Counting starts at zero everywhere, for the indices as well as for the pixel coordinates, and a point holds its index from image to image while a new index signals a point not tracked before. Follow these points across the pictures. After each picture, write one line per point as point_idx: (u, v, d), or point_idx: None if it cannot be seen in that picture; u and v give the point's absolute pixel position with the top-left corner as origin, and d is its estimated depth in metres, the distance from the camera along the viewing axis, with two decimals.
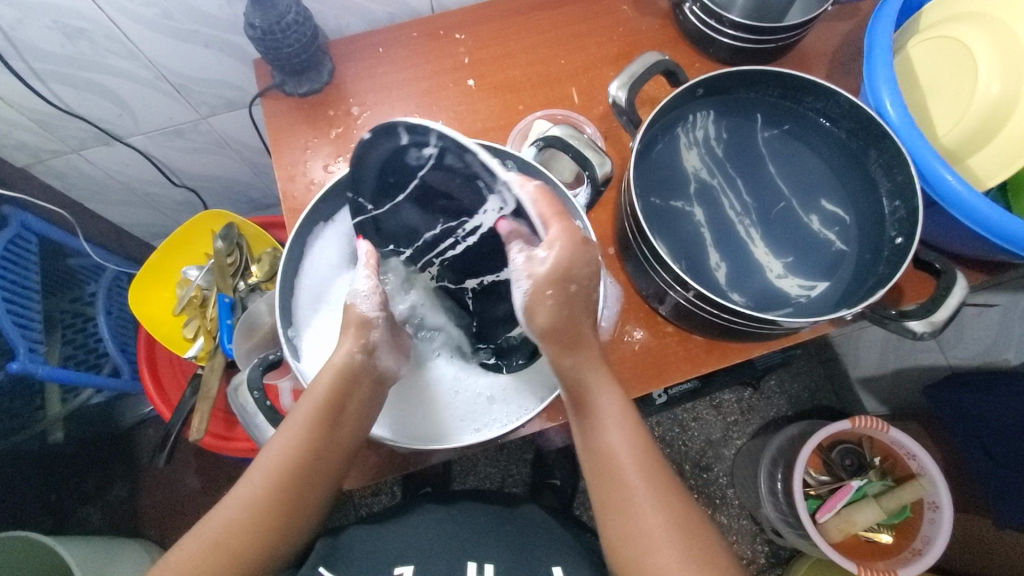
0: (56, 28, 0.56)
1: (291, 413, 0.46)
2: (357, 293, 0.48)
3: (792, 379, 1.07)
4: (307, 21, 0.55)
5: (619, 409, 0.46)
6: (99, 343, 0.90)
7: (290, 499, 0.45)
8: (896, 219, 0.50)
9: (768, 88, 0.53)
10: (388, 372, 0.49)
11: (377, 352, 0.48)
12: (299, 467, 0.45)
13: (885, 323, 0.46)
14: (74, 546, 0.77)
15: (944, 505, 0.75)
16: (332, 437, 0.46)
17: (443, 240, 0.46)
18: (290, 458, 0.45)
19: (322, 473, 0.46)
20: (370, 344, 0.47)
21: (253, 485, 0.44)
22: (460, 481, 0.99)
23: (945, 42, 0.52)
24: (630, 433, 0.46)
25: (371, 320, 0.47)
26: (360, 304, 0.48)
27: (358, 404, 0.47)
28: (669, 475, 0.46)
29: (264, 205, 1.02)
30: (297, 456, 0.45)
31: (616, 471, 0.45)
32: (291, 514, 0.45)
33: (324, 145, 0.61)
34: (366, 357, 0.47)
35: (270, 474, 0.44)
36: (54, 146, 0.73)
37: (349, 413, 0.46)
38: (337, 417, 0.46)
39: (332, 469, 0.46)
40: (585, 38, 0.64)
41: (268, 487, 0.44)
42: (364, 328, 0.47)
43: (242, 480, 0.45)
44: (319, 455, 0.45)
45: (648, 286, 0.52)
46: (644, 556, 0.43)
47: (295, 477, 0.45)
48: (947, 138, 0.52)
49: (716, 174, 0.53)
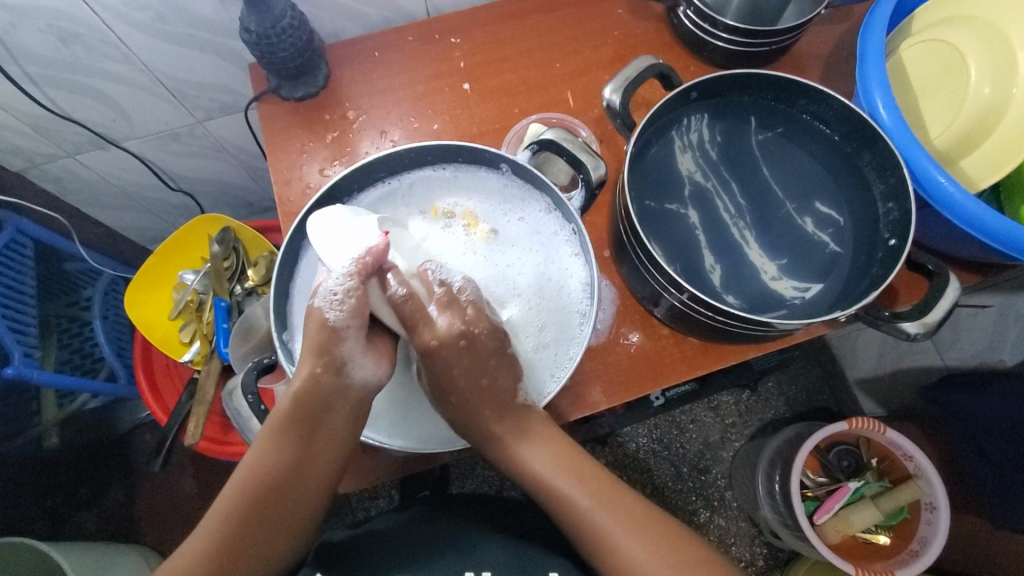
0: (51, 32, 0.56)
1: (271, 426, 0.45)
2: (329, 295, 0.44)
3: (789, 381, 1.08)
4: (303, 25, 0.55)
5: (526, 429, 0.47)
6: (96, 347, 0.89)
7: (273, 515, 0.44)
8: (890, 220, 0.50)
9: (762, 90, 0.53)
10: (367, 386, 0.45)
11: (345, 368, 0.44)
12: (266, 500, 0.44)
13: (878, 324, 0.46)
14: (70, 551, 0.77)
15: (941, 505, 0.75)
16: (318, 445, 0.45)
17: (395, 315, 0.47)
18: (256, 493, 0.44)
19: (314, 477, 0.45)
20: (334, 361, 0.44)
21: (239, 498, 0.43)
22: (457, 485, 0.99)
23: (936, 45, 0.52)
24: (544, 447, 0.47)
25: (337, 329, 0.44)
26: (327, 309, 0.44)
27: (331, 437, 0.45)
28: (602, 474, 0.47)
29: (261, 209, 1.02)
30: (264, 489, 0.44)
31: (543, 486, 0.46)
32: (285, 521, 0.44)
33: (320, 149, 0.61)
34: (333, 376, 0.44)
35: (242, 500, 0.43)
36: (50, 151, 0.73)
37: (322, 442, 0.45)
38: (308, 450, 0.45)
39: (307, 497, 0.45)
40: (580, 42, 0.65)
41: (237, 518, 0.43)
42: (332, 338, 0.44)
43: (225, 496, 0.44)
44: (288, 487, 0.44)
45: (643, 289, 0.52)
46: (612, 554, 0.44)
47: (273, 500, 0.44)
48: (939, 140, 0.52)
49: (710, 177, 0.54)
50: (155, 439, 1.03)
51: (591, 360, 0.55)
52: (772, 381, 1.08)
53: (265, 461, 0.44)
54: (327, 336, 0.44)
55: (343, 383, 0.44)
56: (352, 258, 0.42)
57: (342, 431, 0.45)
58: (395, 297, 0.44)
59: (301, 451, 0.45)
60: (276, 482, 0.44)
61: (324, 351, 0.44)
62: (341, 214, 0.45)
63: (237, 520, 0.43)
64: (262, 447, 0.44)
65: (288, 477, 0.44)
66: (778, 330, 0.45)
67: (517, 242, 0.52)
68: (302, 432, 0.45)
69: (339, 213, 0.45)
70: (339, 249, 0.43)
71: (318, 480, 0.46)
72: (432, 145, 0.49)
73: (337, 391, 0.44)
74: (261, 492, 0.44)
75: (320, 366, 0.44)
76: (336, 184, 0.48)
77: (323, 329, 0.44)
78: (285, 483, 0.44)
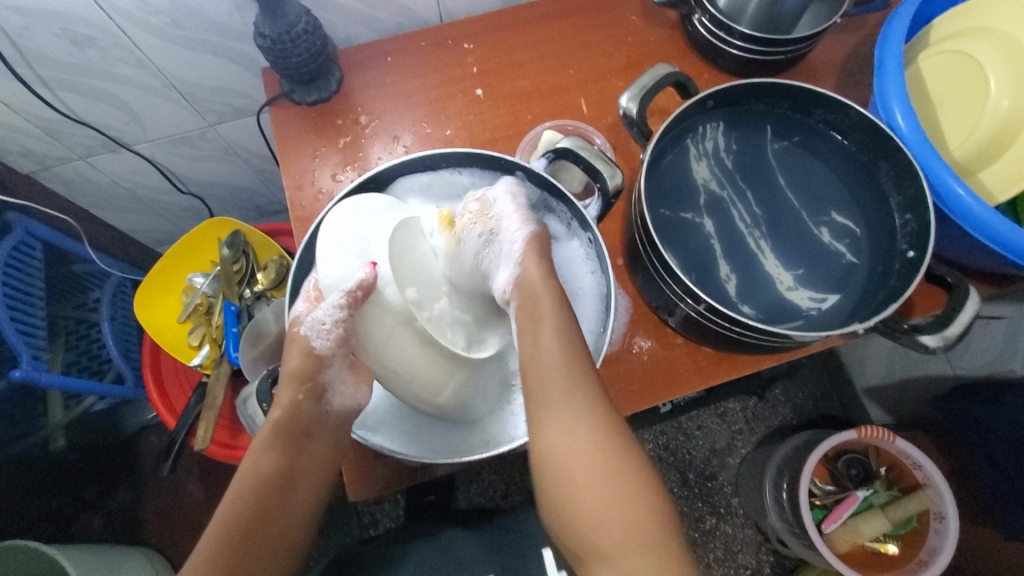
0: (65, 36, 0.56)
1: (257, 446, 0.45)
2: (317, 325, 0.44)
3: (797, 388, 1.08)
4: (317, 31, 0.55)
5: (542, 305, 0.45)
6: (104, 350, 0.89)
7: (267, 533, 0.43)
8: (908, 232, 0.50)
9: (778, 99, 0.53)
10: (346, 411, 0.47)
11: (325, 395, 0.46)
12: (251, 531, 0.42)
13: (895, 336, 0.46)
14: (77, 554, 0.76)
15: (950, 516, 0.75)
16: (308, 453, 0.45)
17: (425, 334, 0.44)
18: (240, 524, 0.42)
19: (306, 485, 0.45)
20: (316, 388, 0.46)
21: (233, 518, 0.42)
22: (463, 491, 0.98)
23: (955, 55, 0.52)
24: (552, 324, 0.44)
25: (324, 357, 0.45)
26: (314, 338, 0.45)
27: (311, 466, 0.45)
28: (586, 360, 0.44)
29: (269, 211, 1.02)
30: (247, 521, 0.42)
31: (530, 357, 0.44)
32: (281, 536, 0.44)
33: (333, 154, 0.60)
34: (314, 403, 0.46)
35: (236, 521, 0.42)
36: (61, 153, 0.73)
37: (303, 468, 0.45)
38: (289, 480, 0.44)
39: (301, 513, 0.45)
40: (592, 48, 0.64)
41: (233, 541, 0.42)
42: (318, 365, 0.46)
43: (217, 519, 0.43)
44: (271, 519, 0.43)
45: (657, 298, 0.52)
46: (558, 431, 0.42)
47: (268, 517, 0.43)
48: (958, 152, 0.52)
49: (726, 186, 0.53)
50: (161, 442, 1.03)
51: (605, 368, 0.55)
52: (780, 388, 1.08)
53: (248, 494, 0.43)
54: (312, 365, 0.46)
55: (323, 412, 0.46)
56: (344, 289, 0.41)
57: (324, 454, 0.46)
58: (383, 329, 0.43)
59: (281, 483, 0.44)
60: (258, 514, 0.43)
61: (307, 378, 0.46)
62: (338, 229, 0.43)
63: (222, 552, 0.42)
64: (240, 483, 0.44)
65: (270, 509, 0.43)
66: (796, 341, 0.45)
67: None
68: (280, 461, 0.44)
69: (336, 229, 0.43)
70: (334, 277, 0.43)
71: (300, 510, 0.45)
72: (445, 152, 0.49)
73: (317, 417, 0.46)
74: (244, 524, 0.42)
75: (302, 393, 0.46)
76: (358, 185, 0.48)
77: (307, 356, 0.46)
78: (269, 511, 0.43)
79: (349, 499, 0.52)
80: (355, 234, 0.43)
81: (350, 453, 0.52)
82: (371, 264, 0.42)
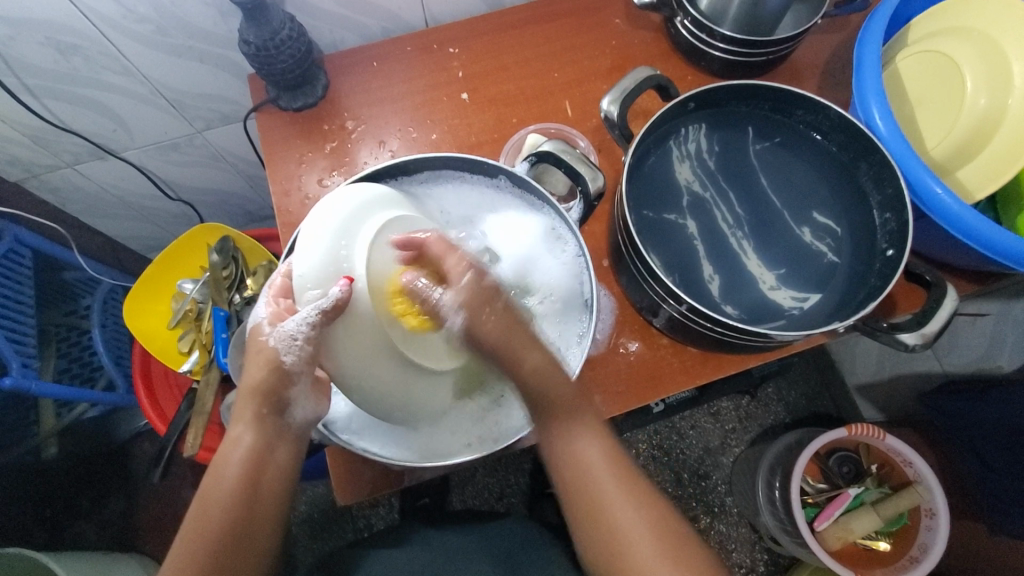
0: (50, 45, 0.56)
1: (221, 457, 0.44)
2: (287, 340, 0.43)
3: (789, 387, 1.09)
4: (302, 37, 0.55)
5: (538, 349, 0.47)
6: (95, 356, 0.89)
7: (235, 544, 0.42)
8: (887, 230, 0.50)
9: (759, 101, 0.54)
10: (309, 423, 0.47)
11: (287, 409, 0.46)
12: (216, 543, 0.42)
13: (876, 335, 0.46)
14: (71, 560, 0.77)
15: (940, 512, 0.75)
16: (275, 460, 0.45)
17: (323, 291, 0.40)
18: (207, 542, 0.41)
19: (273, 494, 0.45)
20: (279, 403, 0.45)
21: (201, 532, 0.42)
22: (457, 493, 0.99)
23: (932, 55, 0.53)
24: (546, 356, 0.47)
25: (291, 372, 0.44)
26: (283, 351, 0.43)
27: (277, 473, 0.45)
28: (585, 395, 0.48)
29: (259, 217, 1.02)
30: (217, 538, 0.42)
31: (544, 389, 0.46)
32: (249, 547, 0.43)
33: (319, 160, 0.61)
34: (276, 417, 0.46)
35: (202, 533, 0.42)
36: (49, 162, 0.73)
37: (270, 476, 0.45)
38: (256, 492, 0.44)
39: (266, 523, 0.44)
40: (577, 52, 0.65)
41: (201, 554, 0.41)
42: (283, 380, 0.45)
43: (185, 535, 0.42)
44: (241, 532, 0.42)
45: (641, 299, 0.52)
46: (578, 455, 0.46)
47: (236, 527, 0.42)
48: (936, 151, 0.52)
49: (709, 188, 0.54)
50: (154, 447, 1.03)
51: (591, 369, 0.55)
52: (772, 387, 1.09)
53: (217, 508, 0.42)
54: (278, 378, 0.45)
55: (286, 422, 0.46)
56: (316, 306, 0.39)
57: (288, 462, 0.46)
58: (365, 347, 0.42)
59: (249, 493, 0.43)
60: (226, 528, 0.42)
61: (270, 392, 0.45)
62: (315, 231, 0.41)
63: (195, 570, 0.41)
64: (205, 499, 0.43)
65: (240, 525, 0.42)
66: (777, 341, 0.45)
67: (539, 271, 0.52)
68: (246, 473, 0.43)
69: (314, 227, 0.41)
70: (312, 284, 0.40)
71: (269, 521, 0.44)
72: (432, 156, 0.49)
73: (279, 428, 0.46)
74: (215, 540, 0.42)
75: (266, 407, 0.45)
76: (377, 171, 0.49)
77: (273, 369, 0.45)
78: (240, 521, 0.42)
79: (336, 504, 0.52)
80: (336, 239, 0.41)
81: (338, 457, 0.52)
82: (347, 280, 0.40)
